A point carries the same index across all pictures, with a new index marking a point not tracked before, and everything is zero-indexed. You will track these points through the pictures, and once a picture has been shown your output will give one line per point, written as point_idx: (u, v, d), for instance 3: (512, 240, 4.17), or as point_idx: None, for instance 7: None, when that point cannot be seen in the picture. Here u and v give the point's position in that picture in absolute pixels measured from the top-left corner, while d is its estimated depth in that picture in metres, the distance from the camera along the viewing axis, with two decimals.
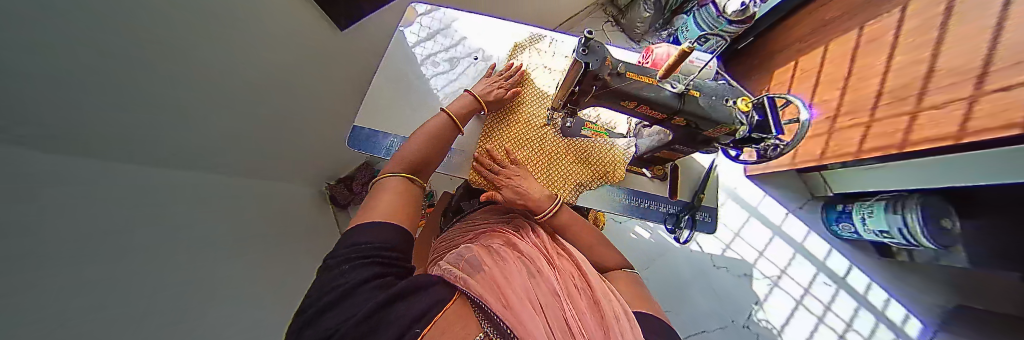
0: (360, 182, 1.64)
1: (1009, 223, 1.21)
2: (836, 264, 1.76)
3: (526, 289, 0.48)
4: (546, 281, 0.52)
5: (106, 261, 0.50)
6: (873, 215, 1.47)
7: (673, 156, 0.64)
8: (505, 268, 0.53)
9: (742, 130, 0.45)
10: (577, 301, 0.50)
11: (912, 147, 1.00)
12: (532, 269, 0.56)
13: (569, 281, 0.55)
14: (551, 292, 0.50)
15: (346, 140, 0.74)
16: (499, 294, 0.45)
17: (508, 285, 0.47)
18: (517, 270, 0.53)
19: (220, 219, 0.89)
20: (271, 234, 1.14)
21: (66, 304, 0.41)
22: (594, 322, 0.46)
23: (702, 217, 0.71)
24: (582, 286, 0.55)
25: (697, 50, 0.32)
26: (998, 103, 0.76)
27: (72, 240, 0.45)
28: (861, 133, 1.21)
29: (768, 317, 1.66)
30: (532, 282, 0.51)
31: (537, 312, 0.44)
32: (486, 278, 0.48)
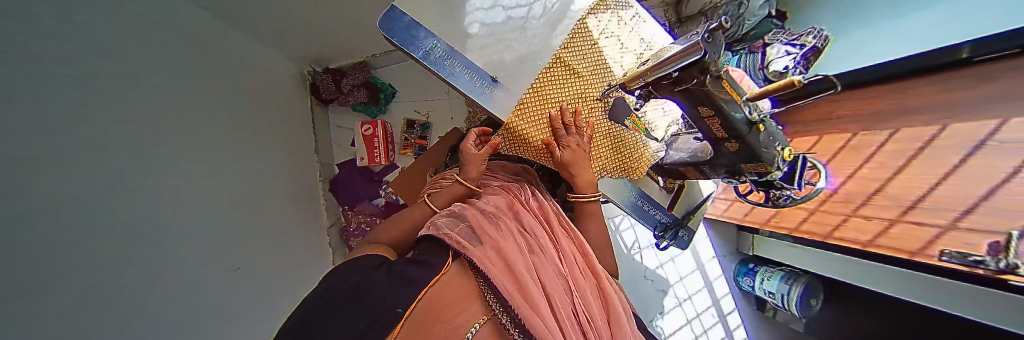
0: (348, 82, 1.45)
1: (836, 309, 1.67)
2: (725, 304, 2.18)
3: (533, 271, 0.49)
4: (548, 260, 0.55)
5: (48, 72, 0.39)
6: (770, 279, 1.82)
7: (693, 175, 0.68)
8: (509, 243, 0.52)
9: (775, 173, 0.50)
10: (576, 284, 0.55)
11: (835, 241, 1.17)
12: (534, 245, 0.57)
13: (571, 261, 0.58)
14: (554, 272, 0.53)
15: (379, 23, 0.59)
16: (508, 273, 0.46)
17: (516, 262, 0.48)
18: (521, 246, 0.54)
19: (180, 62, 0.72)
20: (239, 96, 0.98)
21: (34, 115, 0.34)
22: (593, 302, 0.53)
23: (683, 235, 0.81)
24: (581, 268, 0.59)
25: (802, 84, 0.37)
26: (903, 232, 0.96)
27: (21, 35, 0.34)
28: (804, 214, 1.37)
29: (663, 325, 2.02)
30: (538, 261, 0.53)
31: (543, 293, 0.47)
32: (491, 252, 0.48)
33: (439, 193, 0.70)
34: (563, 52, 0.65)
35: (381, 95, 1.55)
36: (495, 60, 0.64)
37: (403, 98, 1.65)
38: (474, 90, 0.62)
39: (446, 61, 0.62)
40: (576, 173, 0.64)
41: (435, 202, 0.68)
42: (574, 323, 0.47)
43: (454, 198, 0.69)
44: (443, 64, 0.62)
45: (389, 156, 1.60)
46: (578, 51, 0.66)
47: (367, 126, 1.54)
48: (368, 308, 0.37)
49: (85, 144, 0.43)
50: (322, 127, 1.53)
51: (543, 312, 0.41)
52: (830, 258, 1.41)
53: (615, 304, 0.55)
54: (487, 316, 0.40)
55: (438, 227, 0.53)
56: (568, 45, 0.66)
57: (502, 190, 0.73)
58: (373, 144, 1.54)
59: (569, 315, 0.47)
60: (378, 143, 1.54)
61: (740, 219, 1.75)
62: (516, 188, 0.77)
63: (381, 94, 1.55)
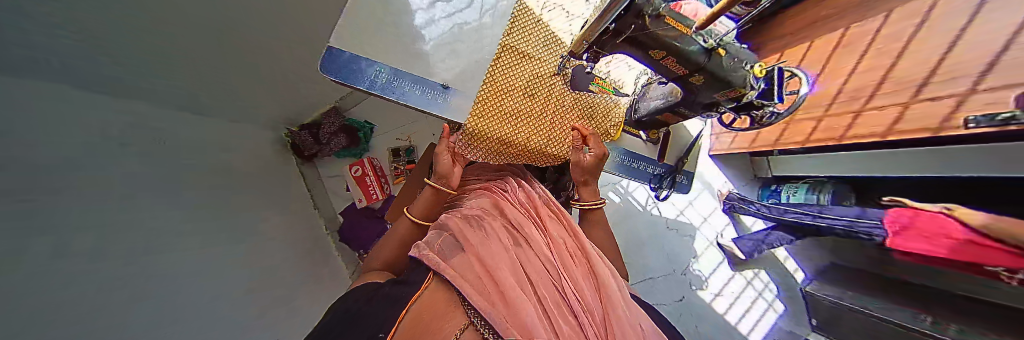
0: (326, 132, 1.46)
1: None
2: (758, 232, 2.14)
3: (513, 266, 0.49)
4: (533, 253, 0.55)
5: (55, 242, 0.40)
6: (796, 195, 1.71)
7: (673, 120, 0.66)
8: (489, 245, 0.52)
9: (749, 95, 0.48)
10: (564, 270, 0.53)
11: (847, 141, 1.16)
12: (518, 242, 0.57)
13: (560, 249, 0.58)
14: (540, 265, 0.52)
15: (319, 66, 0.58)
16: (486, 277, 0.45)
17: (495, 263, 0.48)
18: (503, 244, 0.54)
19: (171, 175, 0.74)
20: (232, 183, 1.00)
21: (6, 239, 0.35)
22: (582, 284, 0.51)
23: (683, 180, 0.79)
24: (572, 253, 0.59)
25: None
26: (924, 110, 0.90)
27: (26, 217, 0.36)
28: (814, 124, 1.31)
29: (701, 268, 2.01)
30: (522, 256, 0.53)
31: (527, 289, 0.45)
32: (469, 259, 0.49)
33: (415, 202, 0.69)
34: (508, 39, 0.64)
35: (360, 134, 1.54)
36: (445, 68, 0.64)
37: (381, 130, 1.64)
38: (430, 104, 0.62)
39: (393, 84, 0.61)
40: (589, 181, 0.67)
41: (413, 213, 0.67)
42: (562, 310, 0.45)
43: (432, 205, 0.69)
44: (392, 88, 0.61)
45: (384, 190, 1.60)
46: (523, 32, 0.65)
47: (357, 166, 1.58)
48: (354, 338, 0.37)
49: (96, 283, 0.45)
50: (316, 182, 1.57)
51: (523, 309, 0.39)
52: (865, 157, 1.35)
53: (608, 281, 0.54)
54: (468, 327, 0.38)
55: (420, 245, 0.54)
56: (511, 29, 0.64)
57: (484, 195, 0.74)
58: (365, 182, 1.57)
59: (558, 306, 0.46)
60: (370, 180, 1.57)
61: (749, 146, 1.71)
62: (499, 187, 0.77)
63: (359, 132, 1.54)
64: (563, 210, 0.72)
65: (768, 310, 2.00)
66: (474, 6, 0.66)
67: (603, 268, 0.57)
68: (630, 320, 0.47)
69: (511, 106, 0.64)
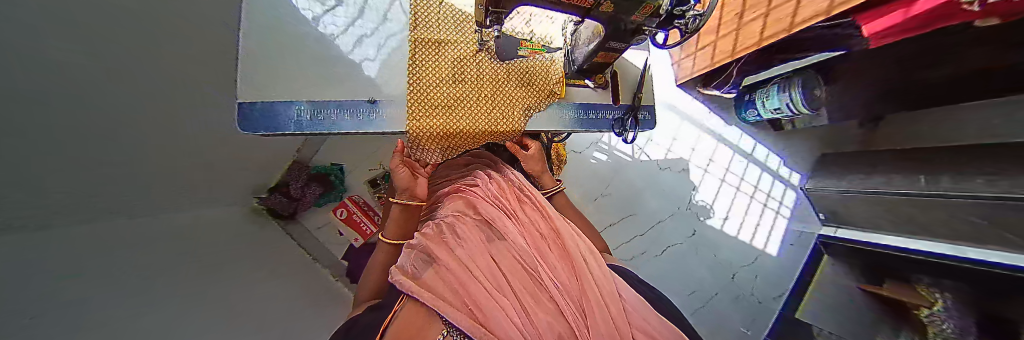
0: (297, 185, 1.39)
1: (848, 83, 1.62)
2: (746, 145, 2.17)
3: (486, 266, 0.50)
4: (507, 247, 0.55)
5: None
6: (769, 98, 1.76)
7: (611, 58, 0.62)
8: (461, 252, 0.52)
9: (663, 5, 0.45)
10: (539, 255, 0.54)
11: (796, 28, 1.18)
12: (492, 240, 0.57)
13: (534, 234, 0.59)
14: (516, 257, 0.53)
15: (237, 125, 0.54)
16: (460, 288, 0.46)
17: (468, 271, 0.48)
18: (476, 246, 0.54)
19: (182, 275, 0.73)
20: (243, 264, 0.99)
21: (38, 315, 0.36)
22: (558, 266, 0.52)
23: (644, 116, 0.76)
24: (547, 236, 0.59)
25: None
26: None
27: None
28: (761, 22, 1.36)
29: (704, 198, 2.05)
30: (497, 253, 0.53)
31: (504, 289, 0.46)
32: (443, 273, 0.49)
33: (386, 223, 0.65)
34: (416, 33, 0.61)
35: (332, 179, 1.48)
36: (366, 83, 0.60)
37: (351, 167, 1.58)
38: (363, 124, 0.58)
39: (318, 117, 0.57)
40: (545, 171, 0.78)
41: (389, 234, 0.64)
42: (538, 297, 0.47)
43: (405, 222, 0.65)
44: (319, 121, 0.57)
45: (376, 222, 1.55)
46: (430, 20, 0.62)
47: (341, 209, 1.53)
48: None
49: None
50: (305, 237, 1.47)
51: (498, 316, 0.42)
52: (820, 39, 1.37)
53: (584, 258, 0.55)
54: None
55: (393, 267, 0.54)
56: (417, 22, 0.62)
57: (455, 196, 0.73)
58: (355, 222, 1.53)
59: (536, 296, 0.47)
60: (359, 218, 1.53)
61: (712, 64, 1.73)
62: (468, 182, 0.76)
63: (331, 178, 1.48)
64: (535, 191, 0.71)
65: (768, 212, 2.11)
66: (374, 12, 0.63)
67: (578, 245, 0.58)
68: (604, 289, 0.49)
69: (446, 96, 0.61)
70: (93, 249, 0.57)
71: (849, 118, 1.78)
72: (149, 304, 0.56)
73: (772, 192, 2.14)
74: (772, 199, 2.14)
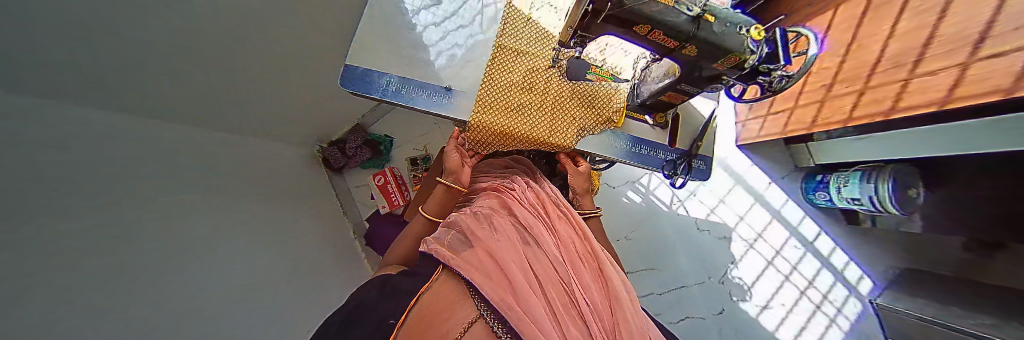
0: (353, 145, 1.57)
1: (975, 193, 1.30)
2: (807, 230, 1.90)
3: (524, 263, 0.51)
4: (542, 251, 0.56)
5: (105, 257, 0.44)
6: (847, 184, 1.57)
7: (677, 100, 0.62)
8: (501, 242, 0.54)
9: (750, 60, 0.45)
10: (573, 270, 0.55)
11: (897, 115, 1.06)
12: (527, 240, 0.59)
13: (569, 248, 0.60)
14: (550, 262, 0.54)
15: (340, 80, 0.64)
16: (498, 273, 0.47)
17: (506, 260, 0.50)
18: (513, 242, 0.56)
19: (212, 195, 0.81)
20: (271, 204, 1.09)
21: (76, 176, 0.44)
22: (590, 284, 0.53)
23: (699, 165, 0.73)
24: (581, 254, 0.60)
25: None
26: (994, 67, 0.79)
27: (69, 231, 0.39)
28: (853, 99, 1.24)
29: (742, 275, 1.82)
30: (532, 254, 0.55)
31: (537, 288, 0.48)
32: (482, 254, 0.51)
33: (428, 200, 0.70)
34: (501, 40, 0.69)
35: (382, 147, 1.65)
36: (447, 73, 0.69)
37: (400, 142, 1.73)
38: (435, 106, 0.66)
39: (401, 91, 0.66)
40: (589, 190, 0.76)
41: (428, 210, 0.68)
42: (568, 309, 0.47)
43: (444, 202, 0.69)
44: (400, 94, 0.66)
45: (405, 197, 1.62)
46: (516, 32, 0.70)
47: (379, 176, 1.63)
48: (361, 332, 0.41)
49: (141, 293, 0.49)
50: (344, 191, 1.63)
51: (533, 309, 0.42)
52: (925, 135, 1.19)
53: (616, 286, 0.55)
54: (479, 318, 0.41)
55: (429, 243, 0.57)
56: (504, 30, 0.69)
57: (494, 193, 0.76)
58: (388, 191, 1.60)
59: (566, 306, 0.47)
60: (392, 188, 1.61)
61: (782, 132, 1.60)
62: (508, 183, 0.79)
63: (381, 146, 1.65)
64: (574, 212, 0.72)
65: (819, 316, 1.79)
66: (469, 16, 0.73)
67: (610, 272, 0.58)
68: (633, 325, 0.48)
69: (513, 100, 0.66)
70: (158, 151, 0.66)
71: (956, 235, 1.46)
72: (170, 203, 0.63)
73: (830, 294, 1.82)
74: (828, 303, 1.81)
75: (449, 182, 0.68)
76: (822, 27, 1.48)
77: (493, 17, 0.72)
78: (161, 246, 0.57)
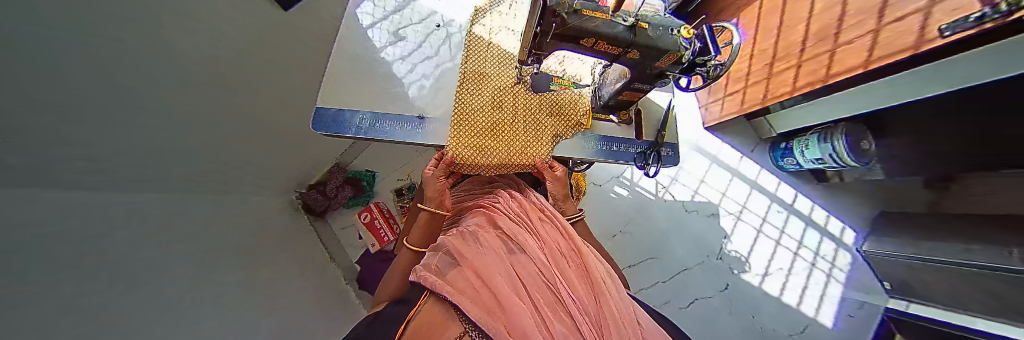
0: (332, 186, 1.55)
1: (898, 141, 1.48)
2: (785, 194, 2.01)
3: (507, 273, 0.52)
4: (527, 258, 0.58)
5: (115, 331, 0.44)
6: (808, 146, 1.70)
7: (635, 97, 0.67)
8: (484, 257, 0.56)
9: (686, 55, 0.51)
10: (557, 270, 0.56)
11: (832, 80, 1.19)
12: (512, 250, 0.61)
13: (553, 250, 0.62)
14: (535, 267, 0.55)
15: (312, 125, 0.65)
16: (482, 287, 0.49)
17: (490, 273, 0.51)
18: (497, 254, 0.58)
19: (195, 256, 0.77)
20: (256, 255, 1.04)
21: (62, 252, 0.43)
22: (575, 281, 0.54)
23: (667, 152, 0.78)
24: (565, 253, 0.62)
25: None
26: (897, 30, 0.92)
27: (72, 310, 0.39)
28: (793, 73, 1.38)
29: (737, 248, 1.88)
30: (517, 262, 0.56)
31: (523, 293, 0.49)
32: (467, 272, 0.53)
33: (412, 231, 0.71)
34: (466, 66, 0.73)
35: (364, 183, 1.63)
36: (417, 104, 0.71)
37: (383, 174, 1.71)
38: (410, 135, 0.68)
39: (375, 126, 0.67)
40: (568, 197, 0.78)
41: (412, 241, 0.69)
42: (555, 308, 0.49)
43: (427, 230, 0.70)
44: (375, 130, 0.67)
45: (394, 230, 1.59)
46: (477, 56, 0.74)
47: (365, 213, 1.60)
48: None
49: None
50: (329, 236, 1.59)
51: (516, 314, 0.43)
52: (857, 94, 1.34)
53: (600, 278, 0.56)
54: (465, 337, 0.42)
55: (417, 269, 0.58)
56: (467, 57, 0.73)
57: (479, 211, 0.78)
58: (376, 227, 1.57)
59: (552, 307, 0.49)
60: (379, 224, 1.58)
61: (743, 109, 1.73)
62: (491, 199, 0.82)
63: (363, 182, 1.63)
64: (556, 213, 0.75)
65: (817, 274, 1.87)
66: (431, 49, 0.76)
67: (594, 266, 0.60)
68: (619, 311, 0.50)
69: (484, 120, 0.70)
70: (137, 219, 0.64)
71: (910, 176, 1.60)
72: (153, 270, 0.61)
73: (821, 250, 1.91)
74: (821, 259, 1.90)
75: (431, 205, 0.71)
76: (750, 16, 1.66)
77: (453, 47, 0.77)
78: (157, 314, 0.55)
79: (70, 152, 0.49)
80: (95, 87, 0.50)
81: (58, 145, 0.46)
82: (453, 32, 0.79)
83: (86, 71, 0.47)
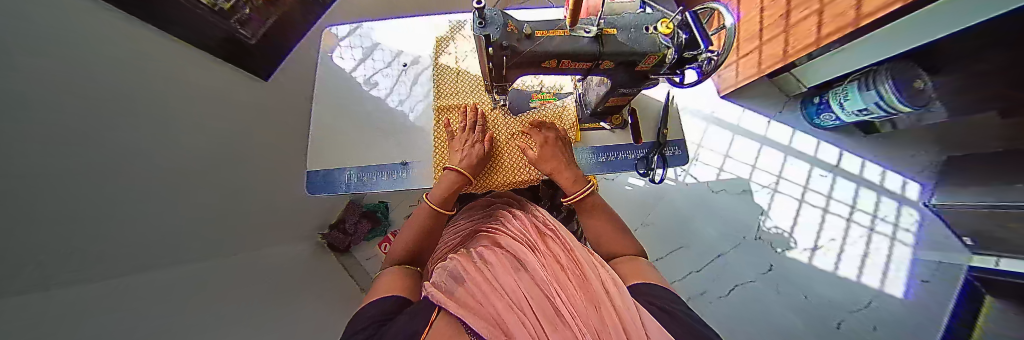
0: (351, 222, 1.58)
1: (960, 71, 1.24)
2: (827, 155, 1.79)
3: (509, 285, 0.46)
4: (530, 274, 0.51)
5: None
6: (848, 97, 1.48)
7: (624, 100, 0.60)
8: (485, 275, 0.50)
9: (669, 54, 0.43)
10: (564, 279, 0.48)
11: (863, 22, 1.02)
12: (516, 266, 0.54)
13: (557, 265, 0.53)
14: (536, 282, 0.47)
15: (306, 189, 0.72)
16: (480, 306, 0.42)
17: (491, 290, 0.45)
18: (501, 269, 0.52)
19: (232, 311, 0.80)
20: (289, 297, 1.08)
21: (103, 330, 0.45)
22: (576, 294, 0.44)
23: (673, 152, 0.71)
24: (569, 266, 0.53)
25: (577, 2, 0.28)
26: None
27: None
28: (816, 20, 1.20)
29: (777, 223, 1.71)
30: (519, 277, 0.49)
31: (522, 309, 0.41)
32: (469, 289, 0.46)
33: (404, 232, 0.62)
34: (439, 101, 0.71)
35: (378, 215, 1.66)
36: (398, 150, 0.75)
37: (395, 203, 1.74)
38: (394, 183, 0.71)
39: (361, 180, 0.72)
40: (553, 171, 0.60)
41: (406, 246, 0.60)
42: (553, 320, 0.39)
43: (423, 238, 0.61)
44: (362, 183, 0.72)
45: None
46: (449, 88, 0.73)
47: (384, 244, 1.67)
48: None
49: None
50: (355, 267, 1.60)
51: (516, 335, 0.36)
52: (886, 35, 1.17)
53: (605, 287, 0.44)
54: None
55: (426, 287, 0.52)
56: (439, 91, 0.73)
57: (484, 234, 0.74)
58: None
59: (552, 321, 0.38)
60: None
61: (761, 70, 1.57)
62: (496, 221, 0.77)
63: (378, 214, 1.66)
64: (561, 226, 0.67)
65: (876, 239, 1.65)
66: (404, 91, 0.81)
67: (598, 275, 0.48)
68: (626, 320, 0.35)
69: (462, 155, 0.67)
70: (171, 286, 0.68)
71: (984, 109, 1.35)
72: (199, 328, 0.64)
73: (879, 211, 1.68)
74: (881, 222, 1.67)
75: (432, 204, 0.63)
76: None
77: (422, 86, 0.82)
78: None
79: (43, 243, 0.47)
80: (47, 169, 0.47)
81: (41, 234, 0.45)
82: (420, 72, 0.83)
83: (34, 155, 0.45)
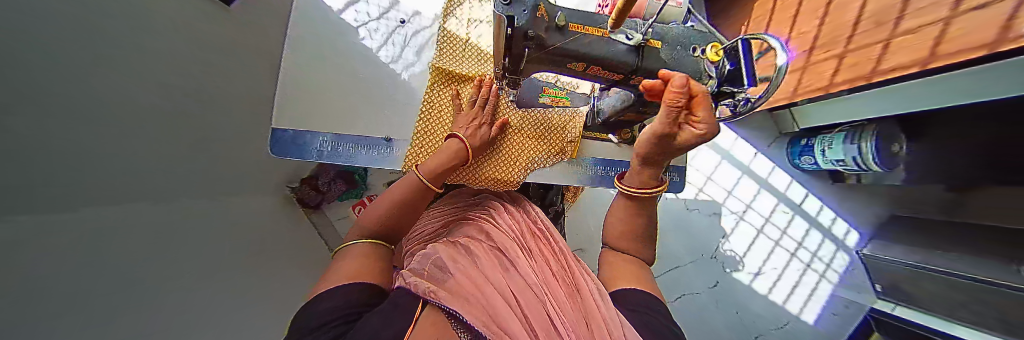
0: (324, 180, 1.42)
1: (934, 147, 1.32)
2: (795, 194, 1.91)
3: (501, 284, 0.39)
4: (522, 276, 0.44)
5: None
6: (832, 145, 1.53)
7: (639, 118, 0.56)
8: (475, 268, 0.42)
9: (710, 84, 0.38)
10: (555, 278, 0.44)
11: (879, 78, 1.00)
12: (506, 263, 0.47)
13: (546, 268, 0.46)
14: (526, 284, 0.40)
15: (269, 148, 0.62)
16: (472, 300, 0.33)
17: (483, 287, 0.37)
18: (492, 264, 0.45)
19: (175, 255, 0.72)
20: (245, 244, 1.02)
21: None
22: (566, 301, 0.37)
23: (674, 178, 0.71)
24: (559, 272, 0.46)
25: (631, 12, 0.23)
26: (972, 21, 0.73)
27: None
28: (834, 64, 1.17)
29: (733, 247, 1.85)
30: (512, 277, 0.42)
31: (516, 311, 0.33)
32: (459, 280, 0.38)
33: (371, 211, 0.51)
34: (437, 62, 0.67)
35: (356, 177, 1.52)
36: (382, 119, 0.67)
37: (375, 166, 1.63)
38: (375, 159, 0.65)
39: (338, 148, 0.64)
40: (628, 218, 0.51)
41: (378, 227, 0.50)
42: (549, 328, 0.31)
43: (395, 216, 0.52)
44: (338, 152, 0.64)
45: None
46: (453, 54, 0.69)
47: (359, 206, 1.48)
48: None
49: None
50: (325, 225, 1.48)
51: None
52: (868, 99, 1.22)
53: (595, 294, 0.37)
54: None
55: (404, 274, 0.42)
56: (441, 54, 0.68)
57: (467, 223, 0.67)
58: None
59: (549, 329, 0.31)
60: None
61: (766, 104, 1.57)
62: (481, 211, 0.71)
63: (355, 176, 1.51)
64: (551, 226, 0.63)
65: (810, 274, 1.85)
66: (398, 45, 0.71)
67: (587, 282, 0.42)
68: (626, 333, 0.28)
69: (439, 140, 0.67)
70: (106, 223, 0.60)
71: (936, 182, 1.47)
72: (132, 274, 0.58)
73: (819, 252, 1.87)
74: (817, 260, 1.87)
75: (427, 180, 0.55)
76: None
77: (422, 45, 0.72)
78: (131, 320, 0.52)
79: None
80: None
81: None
82: (421, 30, 0.72)
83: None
